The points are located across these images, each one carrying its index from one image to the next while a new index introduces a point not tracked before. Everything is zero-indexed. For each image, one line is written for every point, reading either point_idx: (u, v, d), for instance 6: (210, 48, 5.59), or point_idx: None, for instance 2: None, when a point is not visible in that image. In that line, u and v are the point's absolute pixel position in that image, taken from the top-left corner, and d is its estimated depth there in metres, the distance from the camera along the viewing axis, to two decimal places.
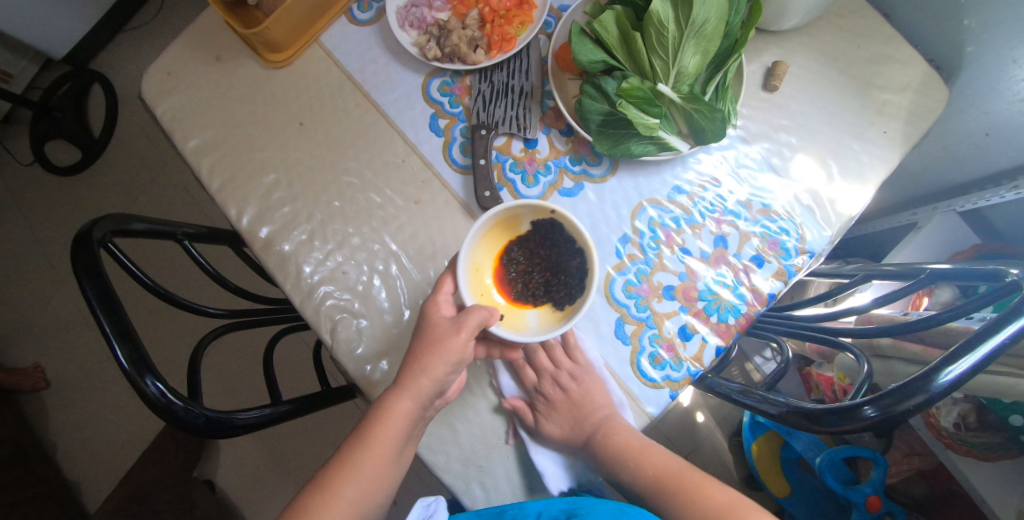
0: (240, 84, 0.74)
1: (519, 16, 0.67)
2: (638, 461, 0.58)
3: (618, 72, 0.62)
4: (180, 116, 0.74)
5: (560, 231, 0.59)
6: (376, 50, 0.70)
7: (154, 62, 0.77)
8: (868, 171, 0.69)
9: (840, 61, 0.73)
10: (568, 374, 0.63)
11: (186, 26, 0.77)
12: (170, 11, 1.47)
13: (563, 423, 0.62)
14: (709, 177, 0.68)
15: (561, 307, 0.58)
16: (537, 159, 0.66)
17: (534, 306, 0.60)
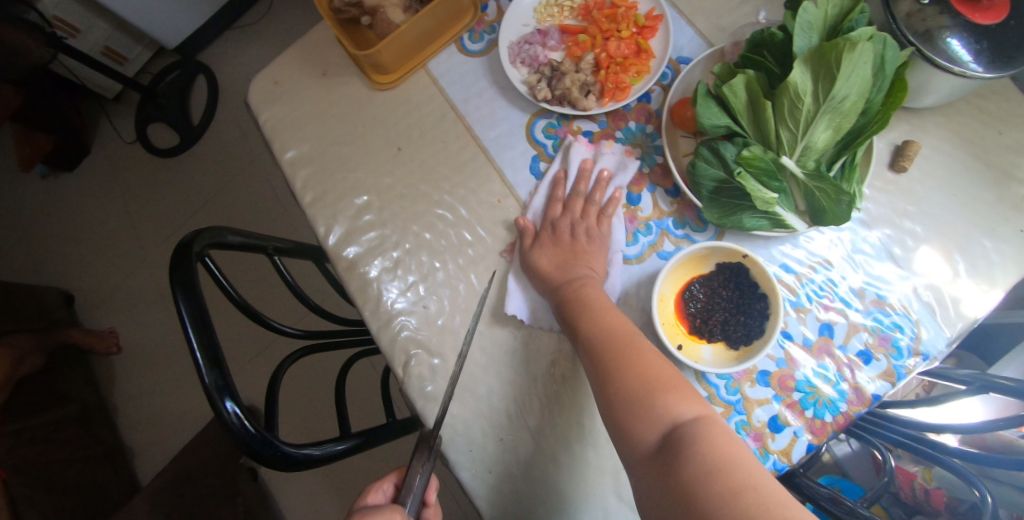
0: (342, 101, 0.74)
1: (635, 65, 0.64)
2: (602, 315, 0.54)
3: (740, 138, 0.58)
4: (283, 126, 0.75)
5: (747, 276, 0.58)
6: (482, 84, 0.69)
7: (262, 70, 0.78)
8: (1000, 273, 0.62)
9: (976, 145, 0.66)
10: (584, 229, 0.61)
11: (298, 39, 0.78)
12: (277, 14, 1.53)
13: (557, 264, 0.59)
14: (818, 259, 0.63)
15: (738, 346, 0.57)
16: (639, 217, 0.63)
17: (709, 342, 0.59)
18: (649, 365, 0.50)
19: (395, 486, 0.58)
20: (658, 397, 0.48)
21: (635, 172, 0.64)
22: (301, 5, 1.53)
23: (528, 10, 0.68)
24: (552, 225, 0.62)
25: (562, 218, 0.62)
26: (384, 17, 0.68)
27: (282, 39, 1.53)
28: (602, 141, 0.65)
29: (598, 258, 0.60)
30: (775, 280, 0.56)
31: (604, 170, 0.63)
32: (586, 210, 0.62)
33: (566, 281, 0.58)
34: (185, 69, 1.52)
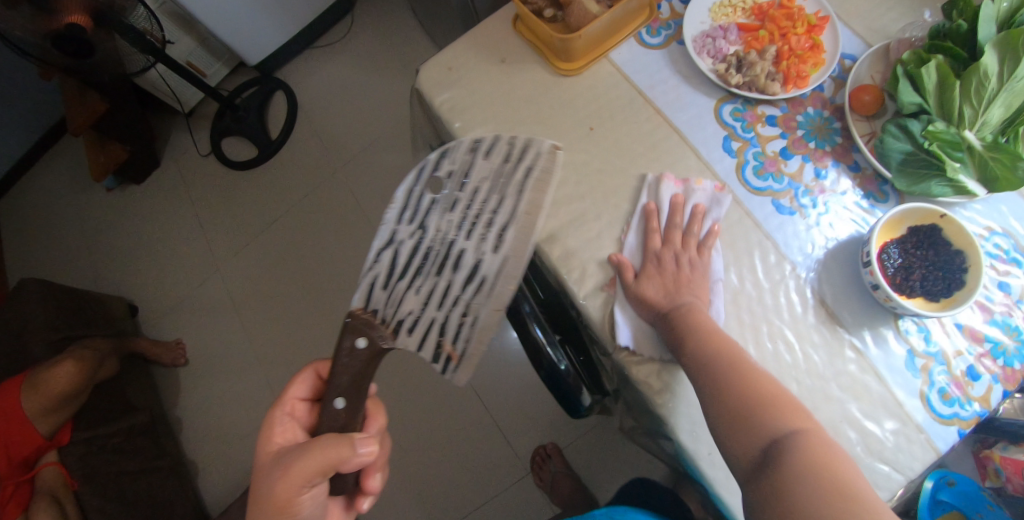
0: (523, 87, 0.78)
1: (812, 57, 0.71)
2: (715, 346, 0.57)
3: (925, 115, 0.65)
4: (461, 107, 0.78)
5: (940, 236, 0.65)
6: (666, 73, 0.75)
7: (433, 56, 0.82)
8: None
9: None
10: (688, 260, 0.65)
11: (470, 30, 0.83)
12: (356, 39, 1.59)
13: (664, 290, 0.63)
14: (984, 226, 0.69)
15: (939, 297, 0.64)
16: (827, 190, 0.70)
17: (909, 298, 0.65)
18: (734, 352, 0.57)
19: (303, 400, 0.66)
20: (769, 415, 0.53)
21: (819, 150, 0.70)
22: (380, 30, 1.59)
23: (705, 9, 0.76)
24: (658, 258, 0.65)
25: (665, 252, 0.65)
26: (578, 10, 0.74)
27: (361, 60, 1.58)
28: (687, 179, 0.70)
29: (703, 286, 0.64)
30: (972, 237, 0.63)
31: (698, 205, 0.68)
32: (686, 242, 0.66)
33: (676, 307, 0.62)
34: (265, 85, 1.54)
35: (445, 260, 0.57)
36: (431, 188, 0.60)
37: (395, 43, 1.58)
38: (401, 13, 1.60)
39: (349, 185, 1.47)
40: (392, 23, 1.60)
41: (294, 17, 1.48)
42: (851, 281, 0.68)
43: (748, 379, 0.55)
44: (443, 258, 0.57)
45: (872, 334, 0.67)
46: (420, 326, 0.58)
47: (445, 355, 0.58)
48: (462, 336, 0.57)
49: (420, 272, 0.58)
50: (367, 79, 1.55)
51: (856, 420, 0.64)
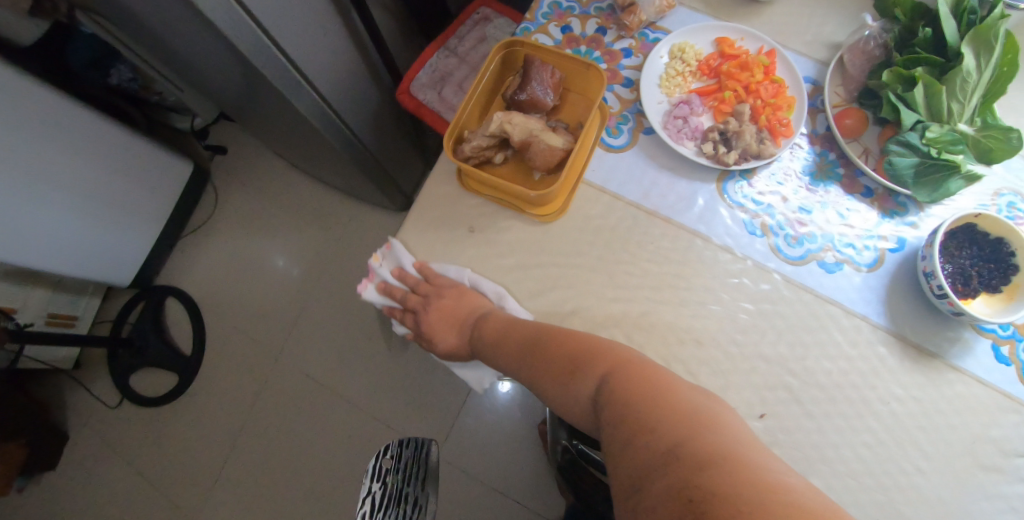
0: (511, 250, 0.65)
1: (783, 100, 0.67)
2: (512, 325, 0.60)
3: (919, 124, 0.64)
4: (454, 306, 0.64)
5: (978, 232, 0.65)
6: (652, 172, 0.66)
7: (388, 256, 0.67)
8: None
9: None
10: (464, 289, 0.65)
11: (413, 209, 0.69)
12: (230, 210, 1.37)
13: (451, 331, 0.66)
14: (992, 191, 0.71)
15: (1002, 290, 0.64)
16: (857, 228, 0.66)
17: (975, 297, 0.65)
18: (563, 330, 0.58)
19: None
20: (585, 363, 0.54)
21: (831, 193, 0.67)
22: (251, 188, 1.37)
23: (654, 86, 0.69)
24: (461, 290, 0.65)
25: (456, 290, 0.65)
26: (539, 145, 0.63)
27: (245, 230, 1.35)
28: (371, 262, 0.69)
29: (467, 297, 0.66)
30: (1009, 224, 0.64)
31: (394, 269, 0.68)
32: (420, 295, 0.67)
33: (467, 336, 0.65)
34: (150, 300, 1.30)
35: (396, 499, 0.57)
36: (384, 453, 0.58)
37: (275, 195, 1.37)
38: (266, 161, 1.39)
39: (298, 372, 1.25)
40: (261, 172, 1.38)
41: (150, 216, 1.23)
42: (922, 308, 0.65)
43: (582, 349, 0.55)
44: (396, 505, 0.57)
45: (959, 348, 0.65)
46: None
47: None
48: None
49: (380, 509, 0.54)
50: (263, 247, 1.34)
51: (986, 435, 0.63)
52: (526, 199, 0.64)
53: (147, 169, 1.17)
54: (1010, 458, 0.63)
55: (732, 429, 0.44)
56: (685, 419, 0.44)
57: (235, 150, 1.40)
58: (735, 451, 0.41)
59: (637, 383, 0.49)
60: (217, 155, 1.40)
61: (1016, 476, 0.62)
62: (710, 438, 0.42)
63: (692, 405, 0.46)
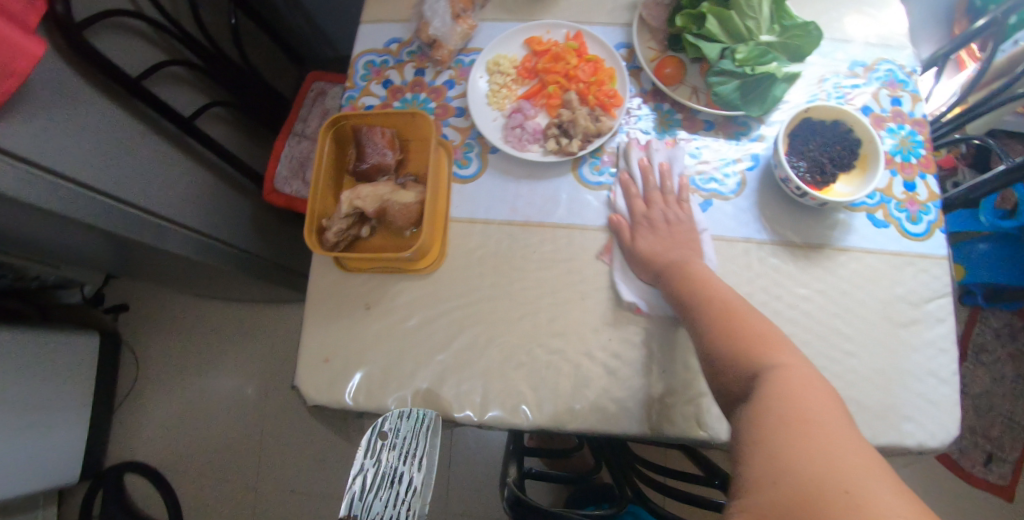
0: (412, 310, 0.66)
1: (603, 73, 0.69)
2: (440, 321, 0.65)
3: (727, 50, 0.67)
4: (379, 384, 0.65)
5: (816, 124, 0.69)
6: (512, 185, 0.67)
7: (300, 360, 0.67)
8: None
9: None
10: (675, 215, 0.64)
11: (306, 306, 0.69)
12: (155, 362, 1.31)
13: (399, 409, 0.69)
14: (817, 79, 0.76)
15: (855, 166, 0.68)
16: (711, 162, 0.69)
17: (837, 181, 0.69)
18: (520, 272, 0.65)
19: None
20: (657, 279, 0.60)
21: (677, 139, 0.70)
22: (168, 332, 1.32)
23: (484, 106, 0.70)
24: (647, 217, 0.64)
25: (650, 210, 0.64)
26: (395, 206, 0.63)
27: (178, 376, 1.30)
28: None
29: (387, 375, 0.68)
30: (836, 108, 0.68)
31: None
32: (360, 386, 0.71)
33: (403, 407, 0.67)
34: (107, 484, 1.23)
35: (387, 478, 0.55)
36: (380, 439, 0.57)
37: (196, 329, 1.32)
38: (174, 299, 1.33)
39: (286, 489, 1.21)
40: (172, 312, 1.33)
41: (74, 403, 1.15)
42: (796, 210, 0.68)
43: (711, 295, 0.55)
44: (387, 478, 0.55)
45: (839, 230, 0.69)
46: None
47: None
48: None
49: (372, 489, 0.54)
50: (203, 385, 1.29)
51: (894, 295, 0.69)
52: (403, 259, 0.64)
53: (56, 358, 1.10)
54: (921, 305, 0.68)
55: (859, 448, 0.41)
56: (800, 420, 0.43)
57: (138, 302, 1.34)
58: (832, 462, 0.40)
59: (761, 360, 0.48)
60: (120, 313, 1.33)
61: (933, 319, 0.68)
62: (817, 444, 0.41)
63: (813, 404, 0.44)
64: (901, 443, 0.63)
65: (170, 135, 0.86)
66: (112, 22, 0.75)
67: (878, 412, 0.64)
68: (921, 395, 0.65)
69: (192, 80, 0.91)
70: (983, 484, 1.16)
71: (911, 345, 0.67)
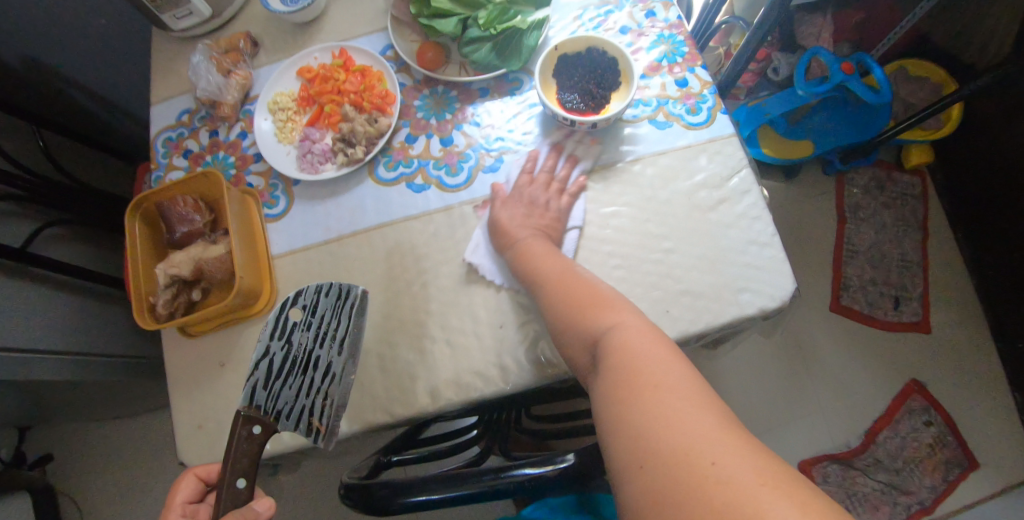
0: None
1: (370, 79, 0.73)
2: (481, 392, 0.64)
3: (469, 19, 0.70)
4: None
5: (573, 56, 0.71)
6: (320, 208, 0.71)
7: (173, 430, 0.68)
8: None
9: None
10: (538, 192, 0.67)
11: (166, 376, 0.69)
12: (99, 498, 1.28)
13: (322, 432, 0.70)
14: (571, 16, 0.76)
15: (619, 82, 0.69)
16: (494, 123, 0.72)
17: (610, 101, 0.70)
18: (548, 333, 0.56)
19: None
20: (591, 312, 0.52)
21: (457, 114, 0.72)
22: (107, 464, 1.31)
23: (273, 143, 0.73)
24: (509, 191, 0.66)
25: (517, 187, 0.67)
26: (210, 261, 0.65)
27: (129, 502, 1.28)
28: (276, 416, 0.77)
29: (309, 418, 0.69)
30: (582, 36, 0.70)
31: None
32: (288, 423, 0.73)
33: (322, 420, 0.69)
34: None
35: (300, 363, 0.60)
36: (295, 313, 0.62)
37: (134, 451, 1.31)
38: (101, 430, 1.33)
39: None
40: (107, 445, 1.32)
41: None
42: (581, 139, 0.70)
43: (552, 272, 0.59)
44: (301, 364, 0.59)
45: (629, 142, 0.70)
46: (298, 415, 0.58)
47: (318, 428, 0.58)
48: (327, 411, 0.58)
49: (281, 371, 0.60)
50: (154, 503, 1.27)
51: (695, 184, 0.69)
52: (235, 309, 0.66)
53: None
54: (724, 183, 0.68)
55: (679, 389, 0.41)
56: (635, 382, 0.43)
57: (64, 446, 1.32)
58: (674, 422, 0.39)
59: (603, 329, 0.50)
60: (47, 463, 1.30)
61: (737, 193, 0.68)
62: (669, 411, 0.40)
63: (653, 361, 0.44)
64: (742, 315, 0.63)
65: (10, 269, 0.85)
66: None
67: (712, 294, 0.64)
68: (749, 263, 0.65)
69: (19, 211, 0.90)
70: (901, 327, 1.22)
71: (724, 223, 0.67)
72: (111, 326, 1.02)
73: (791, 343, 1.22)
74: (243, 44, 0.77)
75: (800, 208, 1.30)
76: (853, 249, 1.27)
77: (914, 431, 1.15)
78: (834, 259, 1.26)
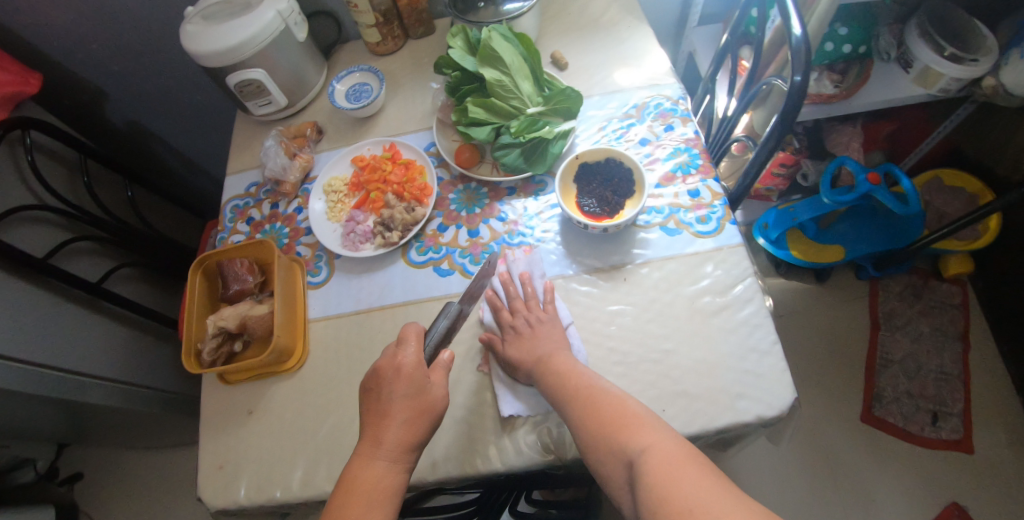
0: (285, 407, 0.74)
1: (412, 172, 0.83)
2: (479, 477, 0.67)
3: (503, 128, 0.79)
4: (265, 479, 0.70)
5: (591, 165, 0.78)
6: (355, 282, 0.79)
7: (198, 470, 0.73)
8: (643, 43, 0.89)
9: (565, 17, 0.93)
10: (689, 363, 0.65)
11: (199, 420, 0.76)
12: None
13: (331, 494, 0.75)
14: (596, 127, 0.84)
15: (633, 192, 0.76)
16: (517, 221, 0.79)
17: (625, 207, 0.75)
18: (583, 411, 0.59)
19: None
20: (620, 435, 0.55)
21: (485, 209, 0.80)
22: (126, 493, 1.39)
23: (324, 221, 0.83)
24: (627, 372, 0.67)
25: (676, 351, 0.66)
26: (254, 318, 0.74)
27: None
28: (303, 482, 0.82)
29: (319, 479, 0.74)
30: (603, 147, 0.78)
31: None
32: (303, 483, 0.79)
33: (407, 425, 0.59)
34: None
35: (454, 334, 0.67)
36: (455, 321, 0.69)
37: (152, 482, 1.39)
38: (128, 458, 1.42)
39: None
40: (131, 472, 1.41)
41: None
42: (594, 241, 0.76)
43: (574, 391, 0.60)
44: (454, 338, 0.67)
45: (637, 245, 0.76)
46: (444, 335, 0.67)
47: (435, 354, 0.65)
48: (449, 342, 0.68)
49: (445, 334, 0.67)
50: None
51: (700, 289, 0.72)
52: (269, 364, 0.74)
53: None
54: (729, 290, 0.72)
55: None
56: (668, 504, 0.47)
57: (92, 468, 1.42)
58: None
59: (624, 443, 0.54)
60: (74, 483, 1.40)
61: (741, 301, 0.71)
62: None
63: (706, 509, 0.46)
64: (738, 422, 0.64)
65: (85, 300, 0.98)
66: (23, 217, 0.88)
67: (709, 398, 0.66)
68: (748, 370, 0.67)
69: (103, 251, 1.04)
70: (941, 444, 1.14)
71: (725, 329, 0.70)
72: (157, 360, 1.12)
73: (814, 449, 1.16)
74: (309, 131, 0.89)
75: (826, 311, 1.29)
76: (884, 357, 1.23)
77: None
78: (866, 366, 1.23)
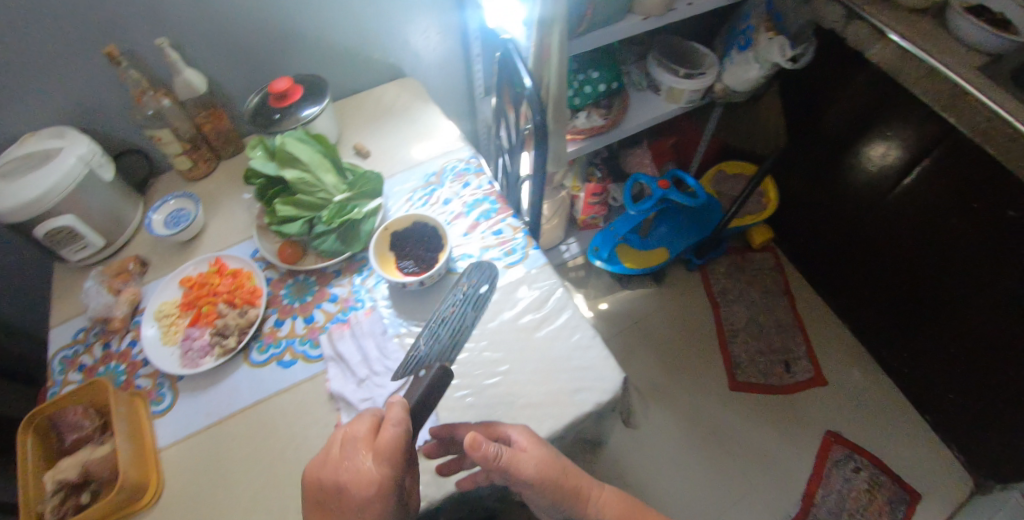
0: None
1: (240, 279, 0.87)
2: None
3: (314, 219, 0.86)
4: None
5: (401, 233, 0.87)
6: (203, 396, 0.80)
7: None
8: (432, 121, 1.01)
9: (361, 111, 1.04)
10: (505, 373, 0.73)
11: None
12: None
13: None
14: (403, 199, 0.92)
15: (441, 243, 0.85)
16: (348, 297, 0.85)
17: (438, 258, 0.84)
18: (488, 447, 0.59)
19: None
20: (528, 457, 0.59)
21: (317, 294, 0.86)
22: None
23: (160, 347, 0.83)
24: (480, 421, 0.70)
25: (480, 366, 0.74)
26: (94, 461, 0.72)
27: None
28: None
29: None
30: (405, 215, 0.87)
31: None
32: None
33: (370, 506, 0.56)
34: None
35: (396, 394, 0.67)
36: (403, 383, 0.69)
37: None
38: None
39: None
40: None
41: None
42: (419, 296, 0.84)
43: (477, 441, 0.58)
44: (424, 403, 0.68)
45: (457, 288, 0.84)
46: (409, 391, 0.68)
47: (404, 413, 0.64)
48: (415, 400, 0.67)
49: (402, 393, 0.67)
50: None
51: (521, 311, 0.82)
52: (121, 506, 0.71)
53: None
54: (545, 302, 0.82)
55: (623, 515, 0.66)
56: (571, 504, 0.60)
57: None
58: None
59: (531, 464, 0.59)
60: None
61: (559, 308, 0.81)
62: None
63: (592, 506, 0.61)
64: (579, 414, 0.71)
65: None
66: None
67: (550, 402, 0.73)
68: (577, 366, 0.75)
69: None
70: (800, 387, 1.30)
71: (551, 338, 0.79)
72: None
73: (704, 426, 1.26)
74: (132, 266, 0.91)
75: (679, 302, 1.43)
76: (733, 329, 1.38)
77: (846, 482, 1.19)
78: (720, 339, 1.37)
